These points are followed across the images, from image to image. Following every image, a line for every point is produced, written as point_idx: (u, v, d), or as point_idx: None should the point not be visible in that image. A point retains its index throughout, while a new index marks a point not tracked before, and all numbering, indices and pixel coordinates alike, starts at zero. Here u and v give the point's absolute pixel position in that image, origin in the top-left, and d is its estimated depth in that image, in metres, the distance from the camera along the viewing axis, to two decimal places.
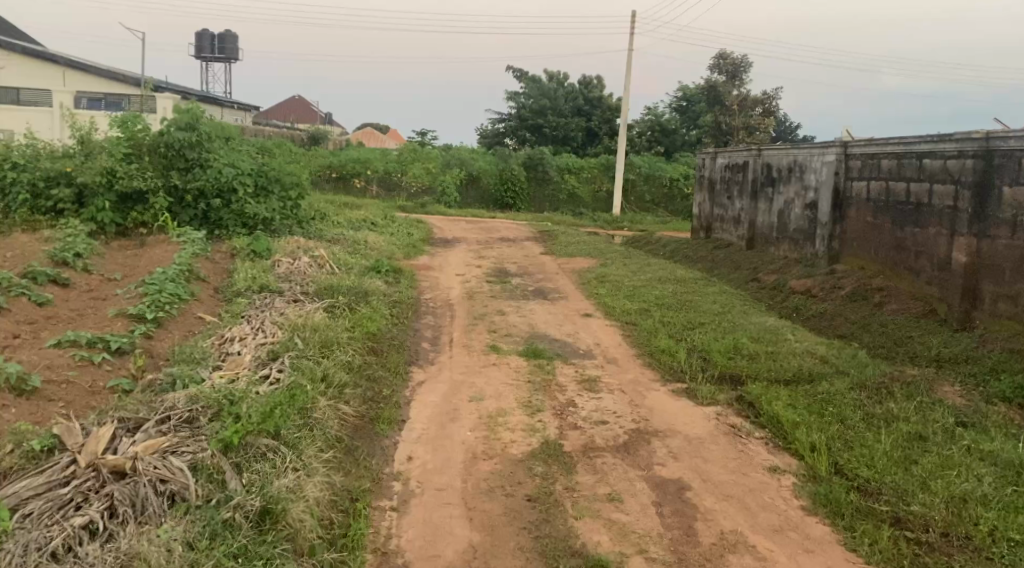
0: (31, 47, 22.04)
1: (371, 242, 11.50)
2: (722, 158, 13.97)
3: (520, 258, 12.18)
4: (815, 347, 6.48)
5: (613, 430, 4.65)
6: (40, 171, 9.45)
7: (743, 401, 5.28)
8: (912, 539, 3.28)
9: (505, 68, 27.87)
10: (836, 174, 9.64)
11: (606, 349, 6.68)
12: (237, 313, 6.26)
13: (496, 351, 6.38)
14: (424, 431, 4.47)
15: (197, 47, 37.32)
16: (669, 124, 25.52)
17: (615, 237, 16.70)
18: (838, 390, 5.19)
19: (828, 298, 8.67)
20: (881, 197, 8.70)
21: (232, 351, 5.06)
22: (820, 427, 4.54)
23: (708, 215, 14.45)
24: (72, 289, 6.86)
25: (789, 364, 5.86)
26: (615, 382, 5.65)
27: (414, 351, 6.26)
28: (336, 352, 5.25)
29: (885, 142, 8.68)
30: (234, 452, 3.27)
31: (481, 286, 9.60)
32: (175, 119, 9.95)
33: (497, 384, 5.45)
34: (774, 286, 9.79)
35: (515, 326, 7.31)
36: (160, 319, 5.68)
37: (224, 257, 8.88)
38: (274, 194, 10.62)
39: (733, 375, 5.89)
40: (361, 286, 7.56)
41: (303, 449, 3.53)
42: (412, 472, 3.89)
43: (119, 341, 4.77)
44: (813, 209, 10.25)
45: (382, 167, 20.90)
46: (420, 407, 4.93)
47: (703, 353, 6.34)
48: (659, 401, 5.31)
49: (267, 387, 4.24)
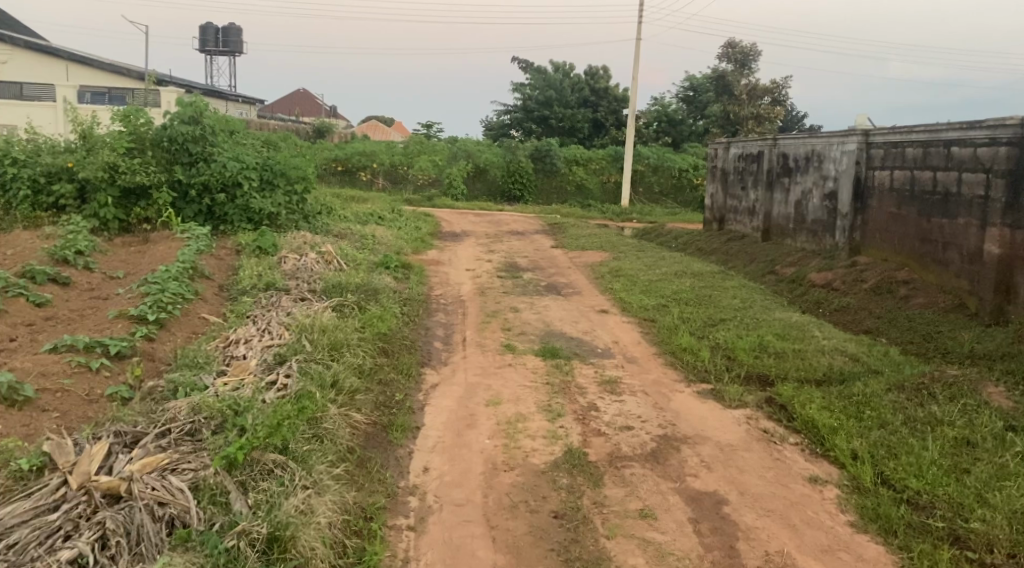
0: (34, 42, 21.95)
1: (379, 237, 11.22)
2: (736, 148, 13.64)
3: (530, 251, 11.91)
4: (845, 344, 6.20)
5: (639, 436, 4.39)
6: (42, 167, 9.29)
7: (774, 404, 5.02)
8: (974, 561, 3.05)
9: (511, 58, 27.47)
10: (857, 163, 9.32)
11: (625, 347, 6.42)
12: (242, 312, 6.03)
13: (511, 350, 6.13)
14: (440, 439, 4.23)
15: (199, 40, 37.00)
16: (676, 114, 24.92)
17: (625, 229, 16.40)
18: (875, 391, 4.92)
19: (851, 292, 8.38)
20: (906, 187, 8.39)
21: (236, 354, 4.82)
22: (860, 433, 4.28)
23: (721, 206, 14.12)
24: (73, 288, 6.66)
25: (819, 363, 5.60)
26: (637, 384, 5.39)
27: (425, 352, 6.03)
28: (346, 355, 5.01)
29: (910, 130, 8.35)
30: (238, 470, 3.03)
31: (492, 281, 9.34)
32: (178, 113, 9.71)
33: (514, 386, 5.20)
34: (793, 279, 9.51)
35: (529, 324, 7.05)
36: (162, 320, 5.45)
37: (229, 254, 8.68)
38: (279, 188, 10.35)
39: (761, 374, 5.63)
40: (370, 283, 7.29)
41: (313, 465, 3.29)
42: (429, 486, 3.65)
43: (119, 345, 4.53)
44: (832, 200, 9.94)
45: (388, 159, 20.64)
46: (435, 412, 4.68)
47: (727, 351, 6.07)
48: (684, 404, 5.05)
49: (275, 395, 3.99)
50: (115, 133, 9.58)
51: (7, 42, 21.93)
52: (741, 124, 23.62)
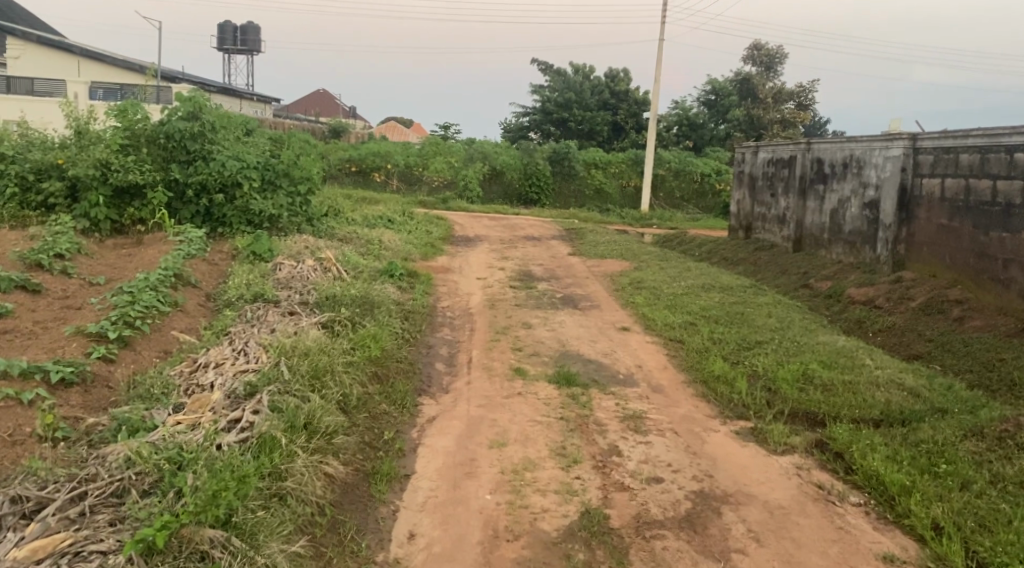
0: (47, 37, 21.82)
1: (386, 242, 10.56)
2: (765, 152, 12.81)
3: (545, 258, 11.20)
4: (902, 376, 5.43)
5: (670, 493, 3.70)
6: (31, 163, 8.78)
7: (827, 450, 4.30)
8: None
9: (531, 60, 26.88)
10: (903, 170, 8.51)
11: (649, 373, 5.71)
12: (222, 330, 5.39)
13: (522, 375, 5.42)
14: (433, 493, 3.56)
15: (218, 39, 36.64)
16: (697, 118, 23.59)
17: (645, 235, 15.64)
18: (948, 438, 4.17)
19: (896, 309, 7.59)
20: (959, 197, 7.59)
21: (202, 382, 4.16)
22: (938, 495, 3.54)
23: (747, 213, 13.30)
24: (45, 296, 6.02)
25: (875, 400, 4.86)
26: (666, 421, 4.68)
27: (425, 376, 5.36)
28: (331, 385, 4.33)
29: (966, 134, 7.56)
30: (160, 557, 2.41)
31: (504, 292, 8.63)
32: (177, 109, 9.12)
33: (523, 422, 4.51)
34: (829, 294, 8.73)
35: (543, 343, 6.34)
36: (126, 337, 4.80)
37: (223, 259, 8.09)
38: (282, 189, 9.72)
39: (807, 412, 4.89)
40: (370, 295, 6.62)
41: (264, 543, 2.64)
42: (416, 561, 3.01)
43: (62, 371, 3.90)
44: (874, 209, 9.13)
45: (402, 161, 20.01)
46: (429, 455, 4.00)
47: (767, 381, 5.33)
48: (721, 447, 4.33)
49: (233, 439, 3.30)
50: (110, 129, 8.99)
51: (21, 37, 21.81)
52: (766, 129, 22.94)
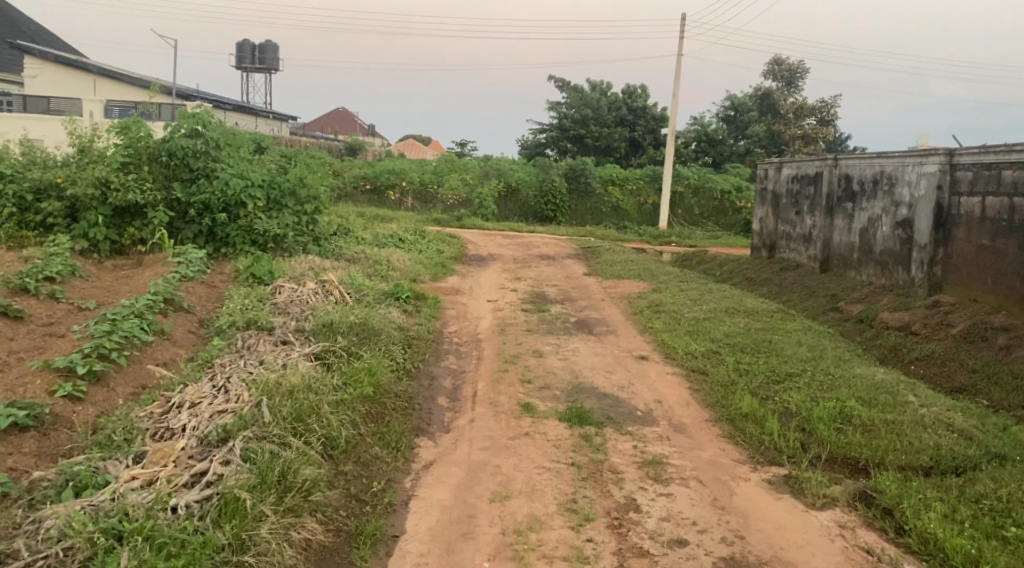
0: (64, 56, 21.86)
1: (394, 262, 10.14)
2: (788, 169, 12.28)
3: (560, 279, 10.75)
4: (949, 415, 4.90)
5: (695, 560, 3.24)
6: (29, 182, 8.41)
7: (872, 503, 3.80)
8: None
9: (548, 77, 26.51)
10: (939, 187, 7.99)
11: (670, 409, 5.23)
12: (208, 363, 4.96)
13: (530, 413, 4.94)
14: (425, 559, 3.13)
15: (237, 57, 36.78)
16: (716, 134, 23.02)
17: (663, 253, 15.13)
18: (1013, 492, 3.67)
19: (935, 335, 7.06)
20: (1001, 216, 7.06)
21: (172, 425, 3.76)
22: None
23: (771, 232, 12.75)
24: (26, 324, 5.58)
25: (924, 445, 4.35)
26: (690, 468, 4.19)
27: (424, 414, 4.91)
28: (315, 429, 3.89)
29: (1009, 149, 7.06)
30: None
31: (515, 316, 8.18)
32: (180, 126, 8.79)
33: (530, 469, 4.04)
34: (861, 319, 8.18)
35: (553, 374, 5.87)
36: (98, 372, 4.39)
37: (222, 281, 7.72)
38: (287, 208, 9.37)
39: (847, 458, 4.38)
40: (371, 320, 6.18)
41: None
42: None
43: (14, 415, 3.47)
44: (907, 229, 8.59)
45: (417, 178, 19.68)
46: (423, 509, 3.55)
47: (802, 420, 4.82)
48: (754, 500, 3.84)
49: (194, 497, 2.90)
50: (112, 147, 8.65)
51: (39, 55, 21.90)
52: (788, 145, 22.68)
